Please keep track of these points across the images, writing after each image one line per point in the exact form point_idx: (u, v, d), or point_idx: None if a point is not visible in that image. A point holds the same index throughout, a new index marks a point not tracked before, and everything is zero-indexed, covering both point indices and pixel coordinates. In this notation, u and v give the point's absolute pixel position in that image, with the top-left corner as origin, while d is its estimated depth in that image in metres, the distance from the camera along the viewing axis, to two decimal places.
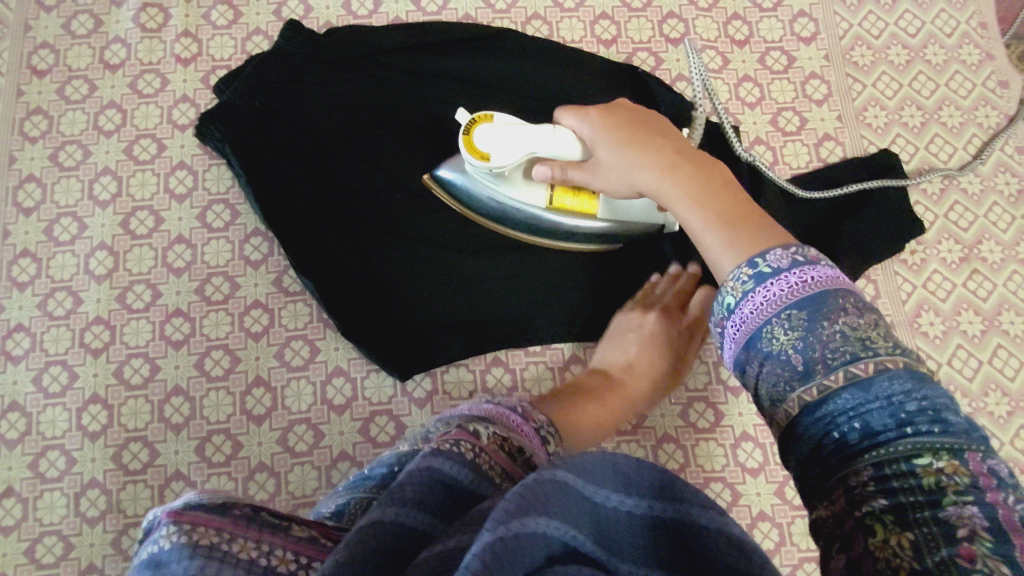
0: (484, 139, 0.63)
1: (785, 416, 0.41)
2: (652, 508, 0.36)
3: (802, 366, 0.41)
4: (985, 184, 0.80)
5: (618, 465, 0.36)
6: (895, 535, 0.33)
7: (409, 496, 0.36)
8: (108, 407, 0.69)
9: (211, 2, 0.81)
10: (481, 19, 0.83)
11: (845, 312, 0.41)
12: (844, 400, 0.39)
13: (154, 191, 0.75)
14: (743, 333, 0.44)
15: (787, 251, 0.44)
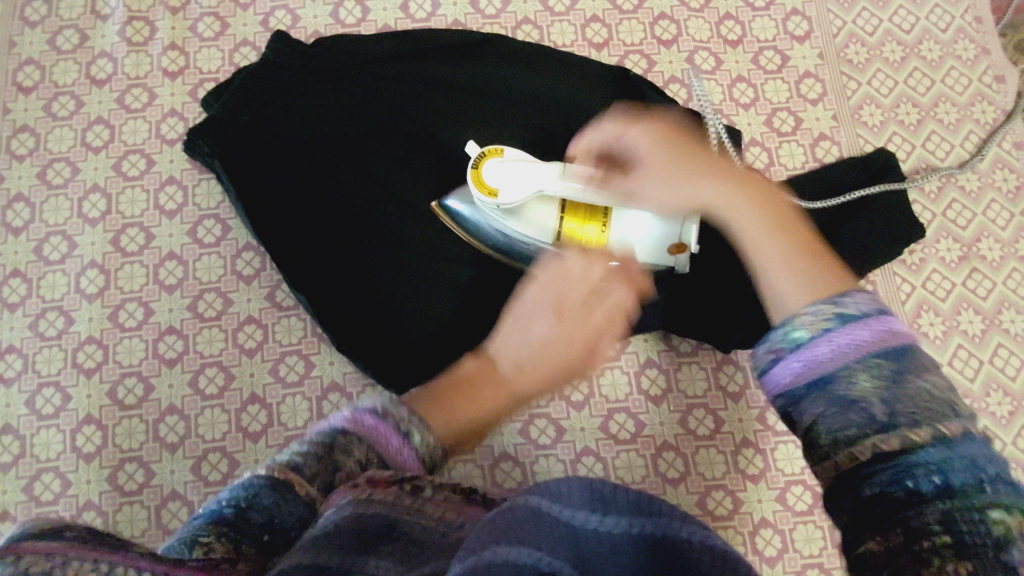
0: (492, 174, 0.65)
1: (848, 459, 0.37)
2: (635, 526, 0.38)
3: (883, 415, 0.36)
4: (983, 181, 0.79)
5: (596, 490, 0.40)
6: (955, 571, 0.31)
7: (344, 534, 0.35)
8: (102, 428, 0.68)
9: (198, 14, 0.80)
10: (471, 24, 0.82)
11: (924, 372, 0.38)
12: (925, 453, 0.34)
13: (144, 207, 0.74)
14: (813, 368, 0.39)
15: (868, 300, 0.41)
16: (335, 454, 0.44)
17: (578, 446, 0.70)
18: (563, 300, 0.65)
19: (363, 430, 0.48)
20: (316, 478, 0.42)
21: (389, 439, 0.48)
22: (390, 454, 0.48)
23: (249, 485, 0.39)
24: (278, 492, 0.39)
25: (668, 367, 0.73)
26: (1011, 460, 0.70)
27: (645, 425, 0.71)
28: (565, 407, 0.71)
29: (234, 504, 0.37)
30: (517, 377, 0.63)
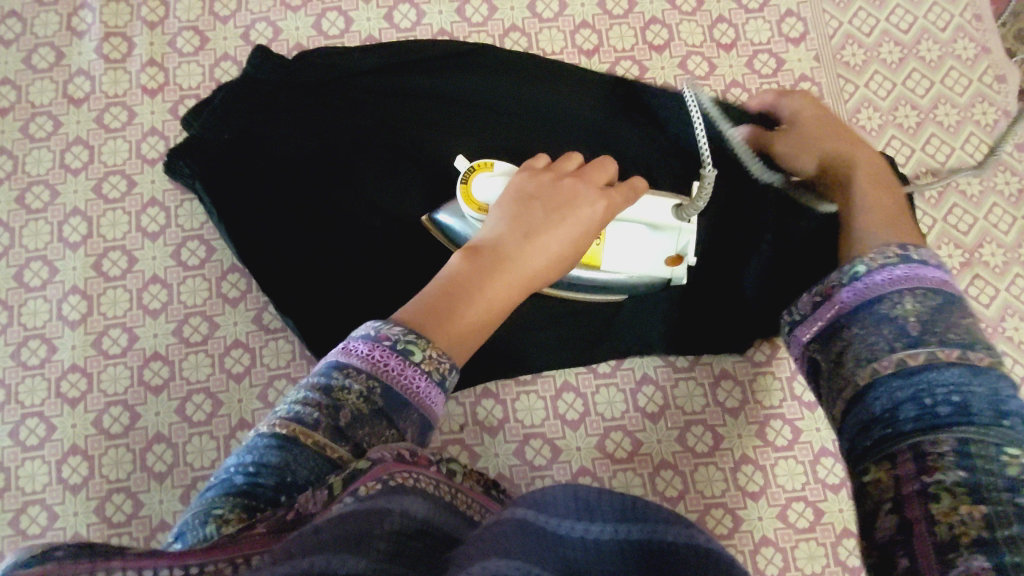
0: (482, 189, 0.62)
1: (870, 373, 0.46)
2: (618, 531, 0.37)
3: (916, 333, 0.46)
4: (984, 184, 0.77)
5: (581, 497, 0.40)
6: (959, 500, 0.38)
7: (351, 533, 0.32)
8: (88, 459, 0.67)
9: (176, 28, 0.78)
10: (458, 33, 0.80)
11: (961, 314, 0.47)
12: (945, 374, 0.43)
13: (126, 230, 0.73)
14: (863, 295, 0.50)
15: (930, 257, 0.51)
16: (340, 396, 0.43)
17: (575, 467, 0.69)
18: (569, 190, 0.59)
19: (372, 363, 0.45)
20: (321, 425, 0.41)
21: (402, 372, 0.45)
22: (406, 391, 0.45)
23: (254, 448, 0.40)
24: (286, 449, 0.39)
25: (665, 383, 0.71)
26: None
27: (642, 443, 0.70)
28: (560, 426, 0.70)
29: (245, 474, 0.39)
30: (527, 260, 0.56)
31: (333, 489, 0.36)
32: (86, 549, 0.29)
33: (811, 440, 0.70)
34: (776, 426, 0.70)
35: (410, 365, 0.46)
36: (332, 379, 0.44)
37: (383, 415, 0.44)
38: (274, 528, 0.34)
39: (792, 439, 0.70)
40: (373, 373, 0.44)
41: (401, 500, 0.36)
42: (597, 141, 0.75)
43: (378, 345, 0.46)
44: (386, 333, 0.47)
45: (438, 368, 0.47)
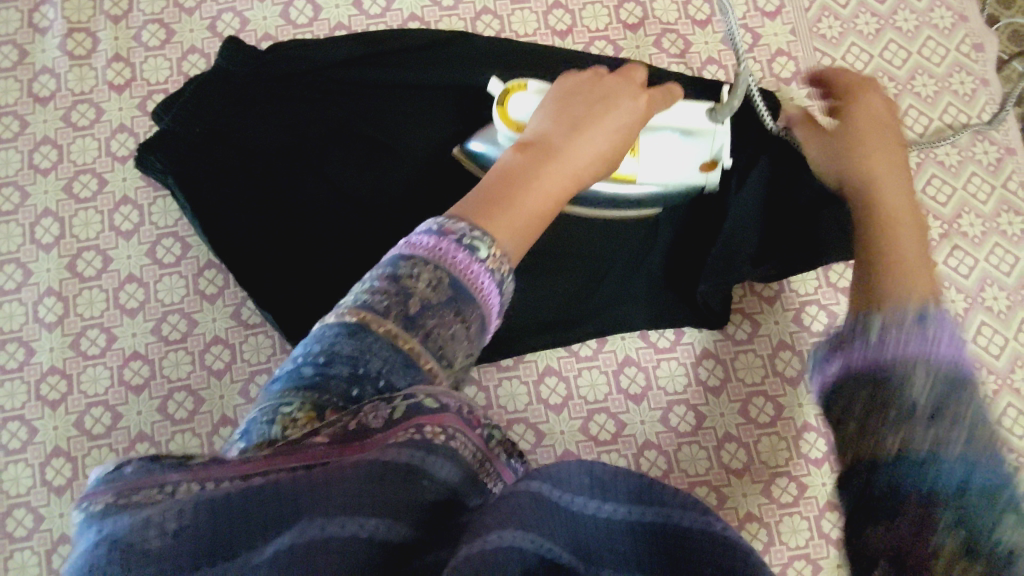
0: (517, 108, 0.63)
1: (854, 454, 0.33)
2: (630, 513, 0.35)
3: (909, 408, 0.32)
4: (962, 154, 0.77)
5: (596, 472, 0.36)
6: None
7: (384, 497, 0.30)
8: (71, 460, 0.67)
9: (141, 22, 0.76)
10: (429, 18, 0.79)
11: (974, 404, 0.32)
12: (946, 464, 0.30)
13: (99, 230, 0.72)
14: (846, 359, 0.35)
15: (941, 318, 0.35)
16: (408, 284, 0.39)
17: (559, 450, 0.69)
18: (611, 89, 0.57)
19: (439, 256, 0.40)
20: (391, 313, 0.38)
21: (468, 270, 0.40)
22: (471, 288, 0.40)
23: (323, 336, 0.37)
24: (359, 337, 0.37)
25: (647, 365, 0.71)
26: None
27: (625, 424, 0.70)
28: (544, 411, 0.70)
29: (314, 364, 0.36)
30: (582, 157, 0.52)
31: (394, 412, 0.34)
32: (155, 462, 0.30)
33: (793, 416, 0.70)
34: (759, 403, 0.70)
35: (476, 262, 0.41)
36: (399, 269, 0.39)
37: (452, 306, 0.39)
38: (337, 439, 0.32)
39: (775, 415, 0.70)
40: (440, 265, 0.40)
41: (439, 466, 0.33)
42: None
43: (444, 238, 0.41)
44: (451, 226, 0.41)
45: (501, 270, 0.42)
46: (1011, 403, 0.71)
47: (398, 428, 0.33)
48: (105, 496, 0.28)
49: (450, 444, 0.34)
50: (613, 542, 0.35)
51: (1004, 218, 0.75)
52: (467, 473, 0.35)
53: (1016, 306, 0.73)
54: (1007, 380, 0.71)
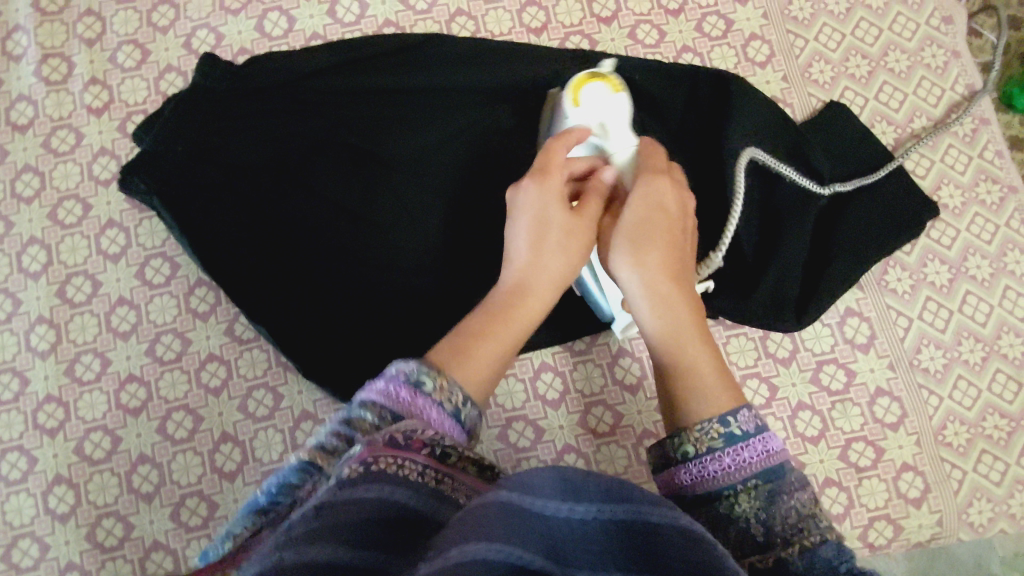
0: (592, 96, 0.62)
1: (775, 558, 0.43)
2: (603, 511, 0.36)
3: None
4: (938, 127, 0.78)
5: (567, 476, 0.38)
6: None
7: (326, 527, 0.33)
8: (74, 487, 0.67)
9: (115, 44, 0.76)
10: (403, 23, 0.79)
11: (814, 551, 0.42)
12: (826, 553, 0.42)
13: (86, 254, 0.72)
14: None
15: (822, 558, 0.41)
16: (358, 427, 0.45)
17: (559, 445, 0.70)
18: (549, 205, 0.58)
19: (391, 399, 0.46)
20: (337, 452, 0.44)
21: (413, 403, 0.46)
22: (420, 420, 0.45)
23: (284, 473, 0.44)
24: (307, 473, 0.43)
25: (641, 355, 0.72)
26: (983, 408, 0.71)
27: (623, 415, 0.71)
28: (541, 407, 0.71)
29: (269, 495, 0.44)
30: (531, 284, 0.58)
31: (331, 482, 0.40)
32: None
33: (788, 396, 0.71)
34: (753, 385, 0.71)
35: (423, 395, 0.46)
36: (352, 414, 0.45)
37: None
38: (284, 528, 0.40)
39: (769, 397, 0.71)
40: (386, 405, 0.45)
41: (366, 491, 0.36)
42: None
43: (393, 379, 0.46)
44: (399, 367, 0.47)
45: (450, 398, 0.47)
46: (1000, 369, 0.72)
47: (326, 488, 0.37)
48: None
49: (386, 471, 0.38)
50: (589, 543, 0.35)
51: (982, 188, 0.76)
52: (418, 494, 0.38)
53: (998, 274, 0.74)
54: (995, 347, 0.72)
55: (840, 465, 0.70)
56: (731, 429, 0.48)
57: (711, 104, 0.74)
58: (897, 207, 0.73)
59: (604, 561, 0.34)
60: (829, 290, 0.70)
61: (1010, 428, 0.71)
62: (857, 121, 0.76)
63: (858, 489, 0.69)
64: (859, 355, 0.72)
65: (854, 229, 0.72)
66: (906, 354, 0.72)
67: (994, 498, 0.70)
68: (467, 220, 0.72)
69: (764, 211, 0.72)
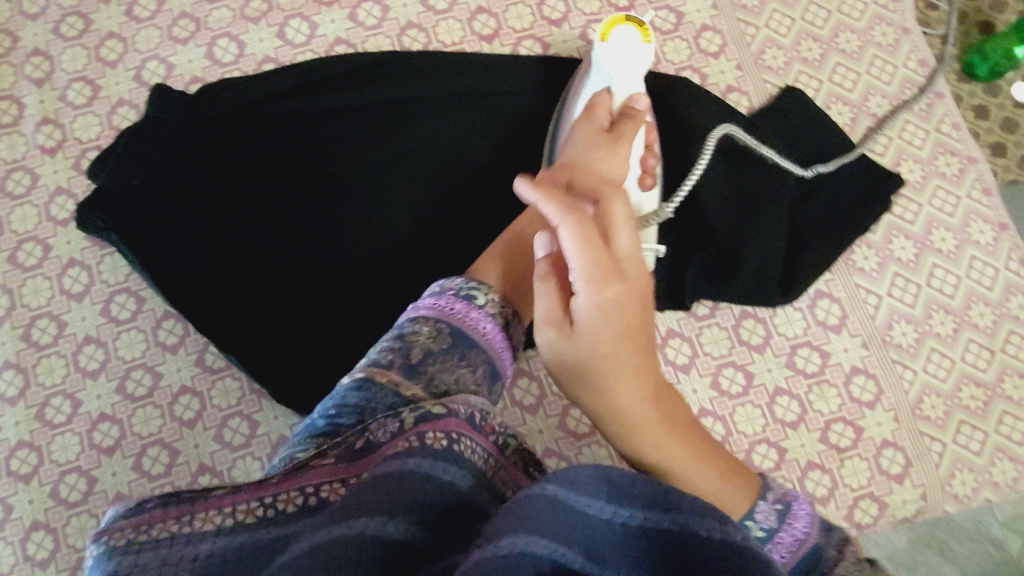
0: (620, 40, 0.64)
1: None
2: (645, 518, 0.37)
3: None
4: (893, 104, 0.78)
5: (610, 476, 0.38)
6: None
7: (397, 502, 0.33)
8: (51, 531, 0.66)
9: (65, 82, 0.76)
10: (354, 39, 0.79)
11: None
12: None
13: (49, 295, 0.71)
14: None
15: None
16: (413, 339, 0.47)
17: (540, 449, 0.69)
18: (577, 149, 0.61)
19: (440, 311, 0.49)
20: (395, 365, 0.46)
21: (466, 316, 0.50)
22: (472, 333, 0.49)
23: (341, 391, 0.45)
24: (369, 388, 0.44)
25: None
26: (959, 379, 0.71)
27: None
28: (519, 413, 0.70)
29: (326, 417, 0.43)
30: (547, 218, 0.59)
31: (403, 423, 0.39)
32: (170, 498, 0.36)
33: (764, 382, 0.71)
34: (729, 374, 0.71)
35: (474, 309, 0.50)
36: (404, 329, 0.48)
37: (453, 352, 0.48)
38: (346, 459, 0.38)
39: (746, 385, 0.71)
40: (440, 320, 0.49)
41: (442, 470, 0.37)
42: (526, 132, 0.75)
43: (444, 295, 0.50)
44: (448, 282, 0.51)
45: (500, 312, 0.51)
46: (972, 339, 0.72)
47: (402, 440, 0.38)
48: (116, 536, 0.34)
49: (458, 451, 0.39)
50: (626, 547, 0.35)
51: (941, 161, 0.77)
52: (475, 479, 0.39)
53: (963, 245, 0.75)
54: (965, 318, 0.73)
55: (821, 448, 0.70)
56: (754, 532, 0.46)
57: (655, 107, 0.73)
58: (858, 188, 0.73)
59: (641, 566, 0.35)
60: (803, 272, 0.70)
61: (986, 397, 0.71)
62: (812, 103, 0.76)
63: (841, 470, 0.69)
64: (832, 336, 0.72)
65: (819, 212, 0.72)
66: (878, 332, 0.72)
67: (976, 468, 0.70)
68: (431, 233, 0.72)
69: (738, 193, 0.71)
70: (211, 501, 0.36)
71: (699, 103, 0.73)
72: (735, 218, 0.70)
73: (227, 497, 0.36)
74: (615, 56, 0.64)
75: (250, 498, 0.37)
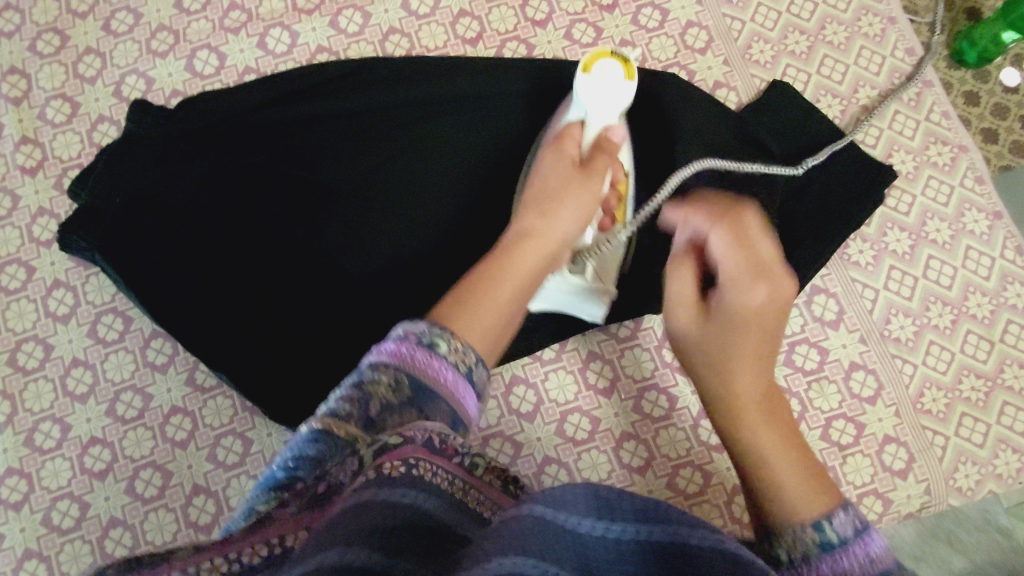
0: (603, 78, 0.61)
1: None
2: (637, 532, 0.37)
3: None
4: (882, 95, 0.77)
5: (599, 494, 0.39)
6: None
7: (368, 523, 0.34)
8: (45, 559, 0.65)
9: (43, 100, 0.75)
10: (337, 47, 0.77)
11: None
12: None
13: (35, 318, 0.70)
14: None
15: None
16: (371, 390, 0.42)
17: (539, 458, 0.68)
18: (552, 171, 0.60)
19: (401, 359, 0.44)
20: (353, 417, 0.40)
21: (428, 364, 0.45)
22: (434, 381, 0.44)
23: (297, 442, 0.39)
24: (326, 440, 0.39)
25: (613, 357, 0.71)
26: (958, 371, 0.71)
27: (600, 420, 0.70)
28: (517, 422, 0.69)
29: (284, 469, 0.38)
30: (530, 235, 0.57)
31: (360, 460, 0.38)
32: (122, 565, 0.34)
33: None
34: None
35: (436, 356, 0.45)
36: (363, 376, 0.43)
37: (416, 406, 0.43)
38: (310, 504, 0.37)
39: None
40: (401, 368, 0.44)
41: (405, 492, 0.38)
42: (513, 135, 0.74)
43: (405, 341, 0.45)
44: (409, 328, 0.46)
45: (464, 360, 0.46)
46: (971, 330, 0.72)
47: (363, 476, 0.38)
48: None
49: (424, 475, 0.40)
50: (622, 562, 0.36)
51: (933, 151, 0.76)
52: (446, 501, 0.41)
53: (959, 235, 0.74)
54: (963, 309, 0.72)
55: (823, 445, 0.69)
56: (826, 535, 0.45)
57: (644, 109, 0.72)
58: (851, 182, 0.72)
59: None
60: (799, 269, 0.69)
61: (986, 388, 0.71)
62: (801, 97, 0.76)
63: (844, 468, 0.69)
64: (830, 332, 0.71)
65: (814, 208, 0.71)
66: (876, 326, 0.72)
67: (979, 460, 0.69)
68: (422, 241, 0.71)
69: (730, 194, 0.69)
70: (175, 562, 0.34)
71: (687, 101, 0.71)
72: None
73: (188, 559, 0.34)
74: (592, 91, 0.62)
75: (214, 556, 0.34)
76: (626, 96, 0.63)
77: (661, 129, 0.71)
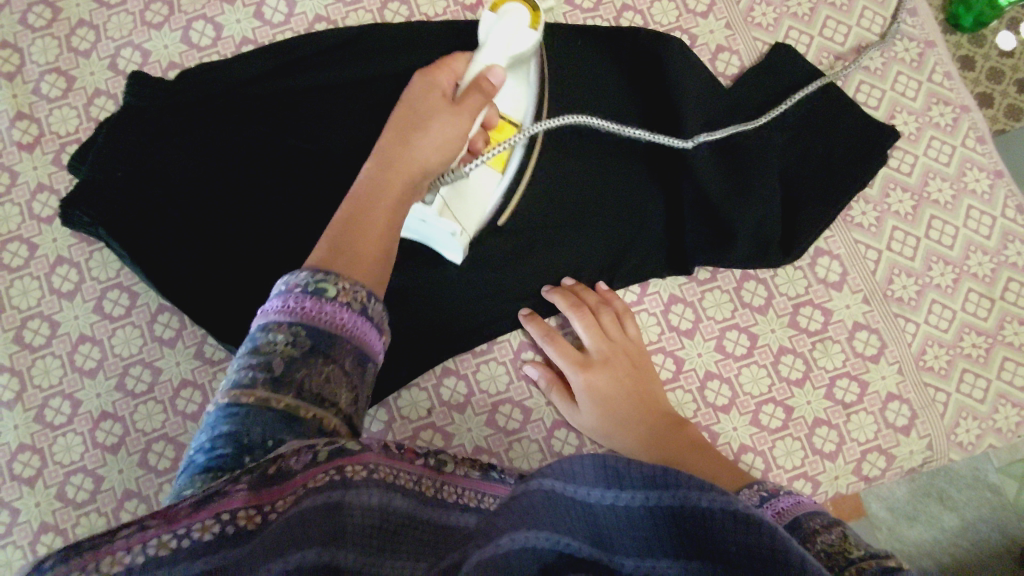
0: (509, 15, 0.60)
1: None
2: (648, 498, 0.38)
3: None
4: (885, 56, 0.77)
5: (607, 462, 0.39)
6: None
7: (328, 531, 0.36)
8: (61, 533, 0.65)
9: (37, 75, 0.73)
10: (335, 16, 0.76)
11: None
12: None
13: (39, 295, 0.69)
14: None
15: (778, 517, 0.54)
16: (268, 351, 0.43)
17: (548, 423, 0.69)
18: (416, 102, 0.57)
19: (291, 315, 0.44)
20: (259, 383, 0.42)
21: (321, 312, 0.44)
22: (332, 330, 0.45)
23: (216, 420, 0.42)
24: (242, 413, 0.41)
25: None
26: (960, 328, 0.72)
27: None
28: (526, 387, 0.70)
29: (206, 451, 0.41)
30: (398, 168, 0.55)
31: (318, 455, 0.40)
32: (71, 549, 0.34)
33: (768, 342, 0.71)
34: (733, 336, 0.71)
35: (327, 304, 0.45)
36: (258, 342, 0.44)
37: (316, 354, 0.44)
38: (259, 482, 0.38)
39: (750, 346, 0.71)
40: (293, 323, 0.44)
41: (370, 495, 0.40)
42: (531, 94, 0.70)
43: (290, 294, 0.45)
44: (293, 280, 0.45)
45: (357, 299, 0.46)
46: (972, 289, 0.73)
47: (319, 469, 0.39)
48: None
49: (383, 479, 0.42)
50: (636, 529, 0.38)
51: (935, 112, 0.76)
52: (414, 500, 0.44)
53: (960, 195, 0.74)
54: (965, 268, 0.73)
55: (828, 404, 0.70)
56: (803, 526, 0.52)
57: (642, 68, 0.72)
58: (854, 141, 0.73)
59: (652, 545, 0.37)
60: (803, 228, 0.70)
61: (988, 344, 0.72)
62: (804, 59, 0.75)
63: (848, 426, 0.70)
64: (834, 293, 0.72)
65: (817, 168, 0.72)
66: (879, 286, 0.72)
67: (980, 416, 0.71)
68: None
69: (726, 156, 0.70)
70: (120, 543, 0.34)
71: (686, 66, 0.72)
72: (727, 183, 0.69)
73: (132, 537, 0.34)
74: (491, 31, 0.60)
75: (160, 532, 0.35)
76: (528, 43, 0.60)
77: (658, 93, 0.71)
